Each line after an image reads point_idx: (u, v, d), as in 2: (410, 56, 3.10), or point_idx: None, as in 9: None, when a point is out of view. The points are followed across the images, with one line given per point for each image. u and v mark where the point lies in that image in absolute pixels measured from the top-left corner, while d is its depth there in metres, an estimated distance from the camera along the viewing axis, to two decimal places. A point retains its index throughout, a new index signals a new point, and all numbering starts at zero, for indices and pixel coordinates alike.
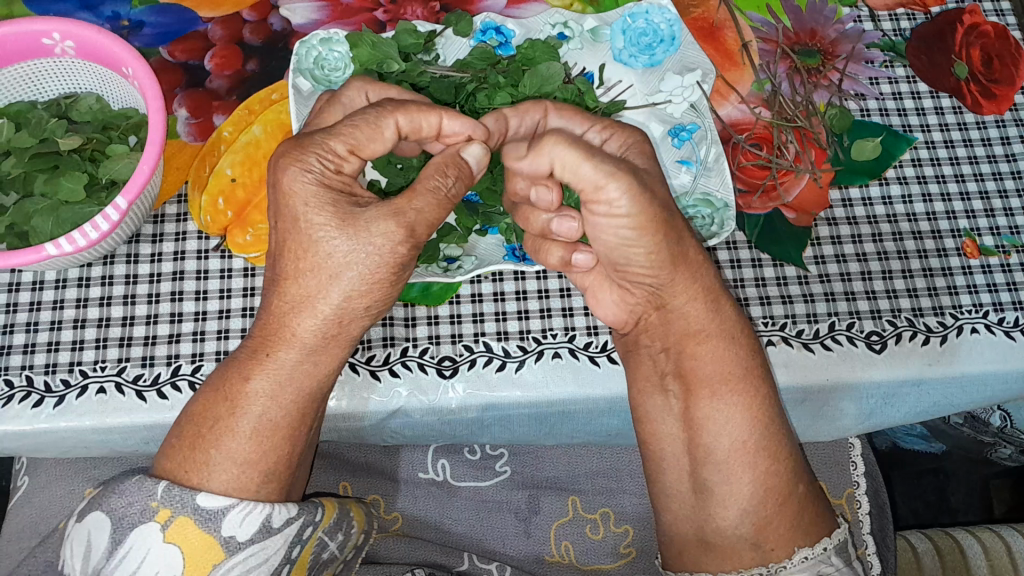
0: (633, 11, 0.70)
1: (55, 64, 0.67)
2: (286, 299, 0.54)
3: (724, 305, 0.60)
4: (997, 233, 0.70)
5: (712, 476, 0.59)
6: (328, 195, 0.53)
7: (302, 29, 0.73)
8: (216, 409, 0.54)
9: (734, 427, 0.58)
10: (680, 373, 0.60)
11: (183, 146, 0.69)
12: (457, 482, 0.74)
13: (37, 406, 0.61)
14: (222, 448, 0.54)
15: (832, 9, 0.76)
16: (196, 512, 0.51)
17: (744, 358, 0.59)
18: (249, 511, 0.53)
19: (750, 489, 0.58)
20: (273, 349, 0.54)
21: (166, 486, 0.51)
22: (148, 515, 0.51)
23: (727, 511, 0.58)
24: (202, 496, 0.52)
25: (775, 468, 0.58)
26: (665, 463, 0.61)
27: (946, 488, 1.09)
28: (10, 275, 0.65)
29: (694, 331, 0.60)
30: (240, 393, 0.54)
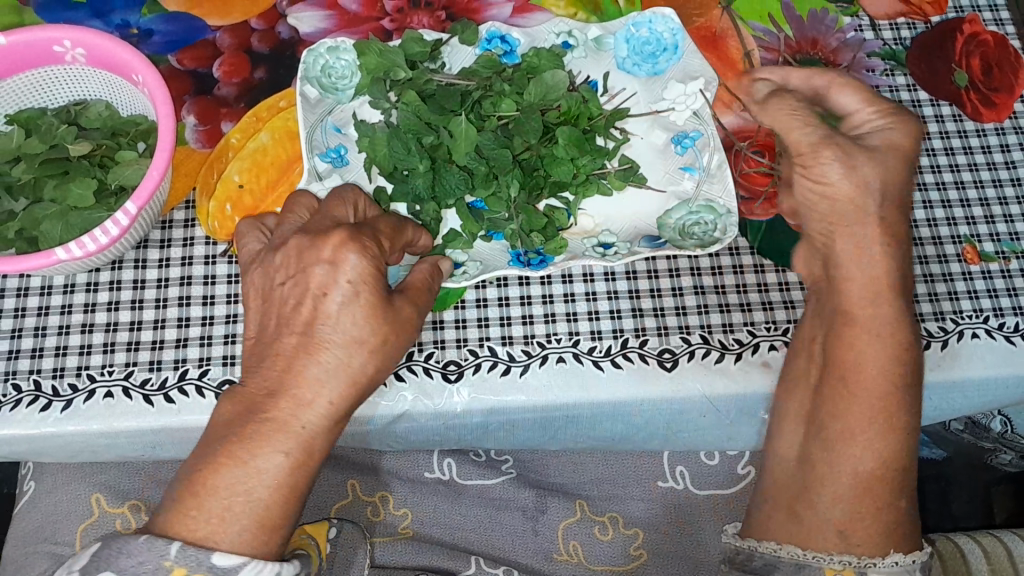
0: (636, 20, 0.71)
1: (66, 71, 0.68)
2: (319, 367, 0.53)
3: (886, 302, 0.61)
4: (997, 240, 0.71)
5: (819, 454, 0.61)
6: (376, 275, 0.54)
7: (309, 38, 0.73)
8: (235, 466, 0.51)
9: (860, 417, 0.60)
10: (831, 364, 0.62)
11: (192, 153, 0.70)
12: (464, 480, 0.75)
13: (45, 410, 0.61)
14: (251, 512, 0.51)
15: (833, 19, 0.77)
16: (211, 570, 0.49)
17: (910, 360, 0.60)
18: (266, 566, 0.51)
19: (850, 479, 0.60)
20: (299, 411, 0.52)
21: (180, 545, 0.49)
22: (162, 573, 0.48)
23: (821, 493, 0.60)
24: (218, 556, 0.49)
25: (887, 474, 0.60)
26: (781, 443, 0.65)
27: (948, 494, 1.09)
28: (19, 280, 0.66)
29: (853, 313, 0.61)
30: (266, 457, 0.51)
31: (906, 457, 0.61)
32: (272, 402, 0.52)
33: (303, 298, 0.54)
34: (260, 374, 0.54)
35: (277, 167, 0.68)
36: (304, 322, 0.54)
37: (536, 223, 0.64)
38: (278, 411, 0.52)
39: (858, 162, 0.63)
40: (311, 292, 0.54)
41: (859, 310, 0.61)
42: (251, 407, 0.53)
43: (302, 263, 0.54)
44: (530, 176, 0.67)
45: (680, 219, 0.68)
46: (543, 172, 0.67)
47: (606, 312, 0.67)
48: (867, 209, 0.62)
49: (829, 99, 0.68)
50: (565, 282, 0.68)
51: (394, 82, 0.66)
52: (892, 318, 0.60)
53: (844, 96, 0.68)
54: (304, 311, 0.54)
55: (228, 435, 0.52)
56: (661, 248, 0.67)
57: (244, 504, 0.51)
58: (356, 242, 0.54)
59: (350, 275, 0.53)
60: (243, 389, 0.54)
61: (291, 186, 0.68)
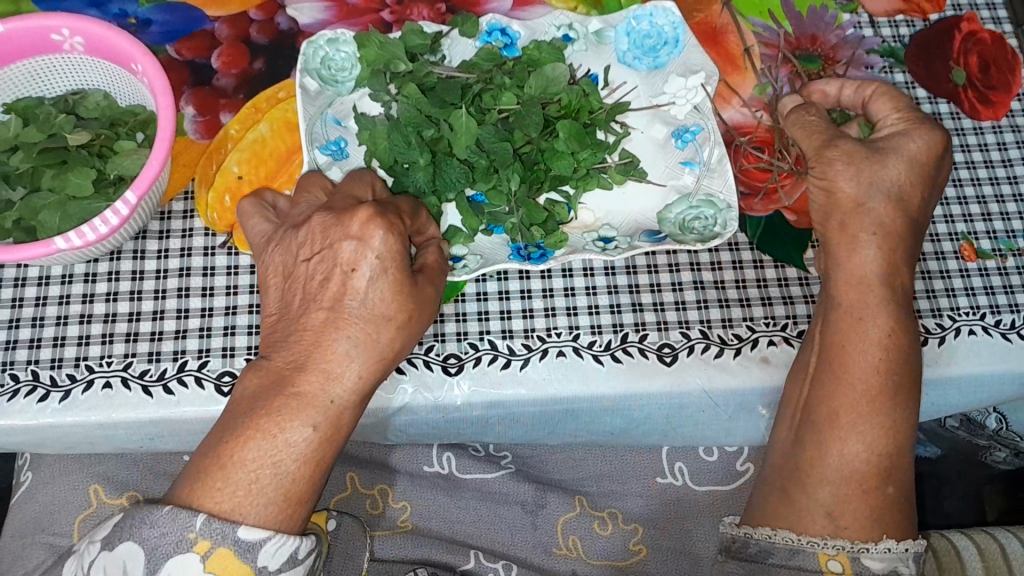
0: (637, 14, 0.71)
1: (64, 60, 0.67)
2: (344, 340, 0.53)
3: (881, 289, 0.60)
4: (994, 237, 0.71)
5: (810, 437, 0.60)
6: (401, 254, 0.54)
7: (308, 29, 0.73)
8: (266, 436, 0.50)
9: (851, 396, 0.59)
10: (826, 352, 0.61)
11: (190, 143, 0.70)
12: (463, 474, 0.75)
13: (43, 400, 0.61)
14: (276, 485, 0.50)
15: (832, 15, 0.77)
16: (236, 544, 0.47)
17: (903, 342, 0.59)
18: (290, 541, 0.49)
19: (839, 462, 0.58)
20: (328, 384, 0.52)
21: (206, 518, 0.47)
22: (185, 546, 0.46)
23: (813, 474, 0.58)
24: (244, 529, 0.48)
25: (881, 460, 0.58)
26: (781, 431, 0.63)
27: (940, 492, 1.10)
28: (16, 270, 0.65)
29: (852, 303, 0.61)
30: (295, 430, 0.51)
31: (902, 448, 0.59)
32: (299, 377, 0.52)
33: (330, 273, 0.54)
34: (286, 350, 0.54)
35: (277, 158, 0.68)
36: (331, 297, 0.54)
37: (537, 217, 0.64)
38: (308, 385, 0.52)
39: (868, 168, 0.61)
40: (337, 270, 0.54)
41: (852, 298, 0.61)
42: (278, 381, 0.52)
43: (329, 239, 0.55)
44: (530, 169, 0.66)
45: (679, 214, 0.68)
46: (543, 166, 0.67)
47: (606, 306, 0.67)
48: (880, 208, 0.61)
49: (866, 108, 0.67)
50: (564, 276, 0.68)
51: (394, 75, 0.66)
52: (886, 304, 0.60)
53: (878, 107, 0.66)
54: (331, 286, 0.54)
55: (254, 409, 0.51)
56: (662, 243, 0.67)
57: (270, 477, 0.49)
58: (383, 221, 0.54)
59: (377, 251, 0.53)
60: (270, 363, 0.54)
61: (290, 178, 0.68)
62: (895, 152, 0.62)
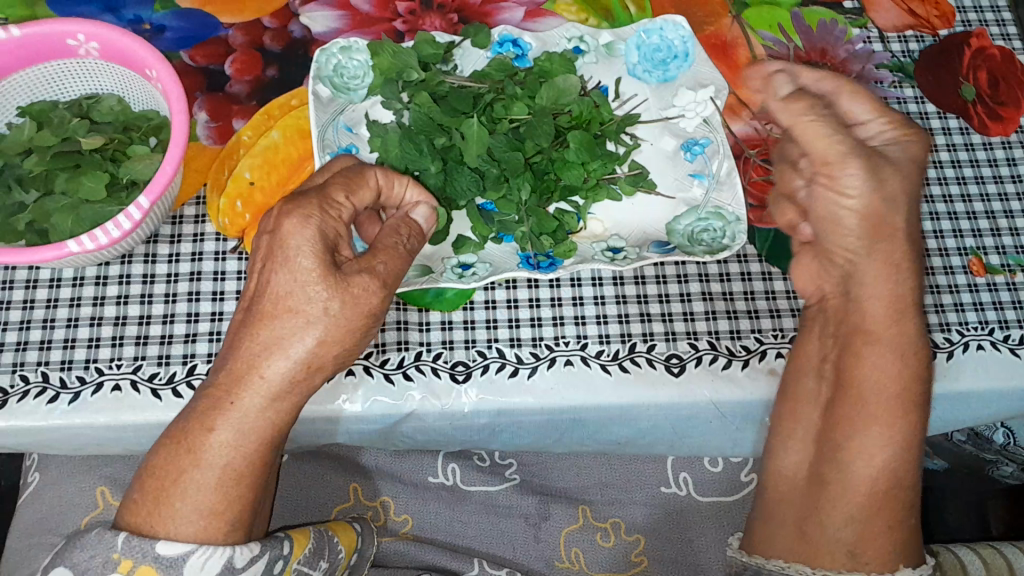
0: (648, 27, 0.72)
1: (80, 65, 0.68)
2: (259, 341, 0.53)
3: (908, 319, 0.61)
4: (1003, 253, 0.71)
5: (833, 473, 0.61)
6: (316, 248, 0.53)
7: (322, 37, 0.74)
8: (180, 456, 0.52)
9: (877, 436, 0.60)
10: (843, 383, 0.62)
11: (203, 148, 0.70)
12: (468, 486, 0.75)
13: (52, 401, 0.61)
14: (193, 496, 0.52)
15: (842, 30, 0.78)
16: (157, 560, 0.50)
17: (924, 376, 0.61)
18: (218, 551, 0.52)
19: (864, 498, 0.60)
20: (238, 387, 0.53)
21: (126, 537, 0.50)
22: (110, 567, 0.50)
23: (835, 512, 0.60)
24: (162, 545, 0.50)
25: (893, 491, 0.60)
26: (788, 460, 0.65)
27: (943, 507, 1.10)
28: (27, 271, 0.66)
29: (866, 331, 0.62)
30: (209, 438, 0.52)
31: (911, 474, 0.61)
32: (214, 383, 0.53)
33: (255, 263, 0.55)
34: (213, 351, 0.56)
35: (289, 164, 0.69)
36: (252, 294, 0.55)
37: (547, 226, 0.65)
38: (221, 389, 0.53)
39: (882, 176, 0.63)
40: (259, 258, 0.55)
41: (875, 327, 0.62)
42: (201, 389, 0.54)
43: (258, 231, 0.56)
44: (541, 179, 0.67)
45: (686, 226, 0.68)
46: (553, 176, 0.67)
47: (615, 315, 0.67)
48: (892, 223, 0.63)
49: (840, 104, 0.66)
50: (573, 285, 0.68)
51: (407, 83, 0.67)
52: (909, 337, 0.61)
53: (856, 103, 0.66)
54: (254, 280, 0.55)
55: (179, 419, 0.54)
56: (670, 253, 0.67)
57: (189, 490, 0.52)
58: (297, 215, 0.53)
59: (292, 240, 0.53)
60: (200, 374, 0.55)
61: (302, 185, 0.68)
62: (905, 169, 0.64)
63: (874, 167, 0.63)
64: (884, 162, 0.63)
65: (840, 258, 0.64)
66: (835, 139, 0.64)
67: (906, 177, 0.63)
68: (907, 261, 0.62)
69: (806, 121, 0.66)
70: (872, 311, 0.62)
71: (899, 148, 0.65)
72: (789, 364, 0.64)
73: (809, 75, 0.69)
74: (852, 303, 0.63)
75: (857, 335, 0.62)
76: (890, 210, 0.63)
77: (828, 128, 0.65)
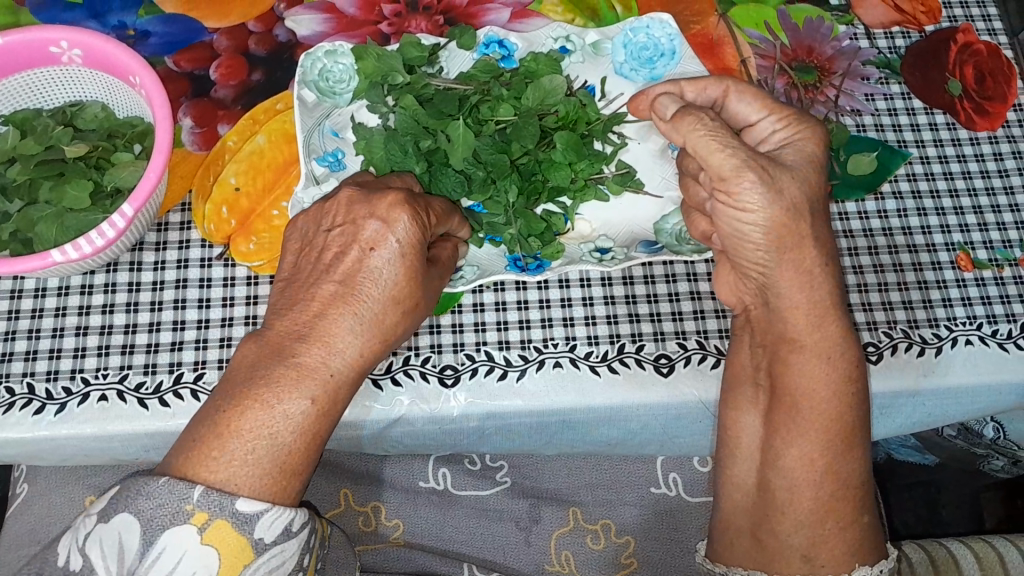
0: (633, 26, 0.71)
1: (63, 72, 0.67)
2: (360, 320, 0.54)
3: (830, 322, 0.58)
4: (990, 247, 0.71)
5: (779, 481, 0.58)
6: (420, 246, 0.55)
7: (306, 41, 0.73)
8: (258, 410, 0.50)
9: (815, 443, 0.57)
10: (776, 388, 0.59)
11: (188, 154, 0.70)
12: (457, 491, 0.75)
13: (38, 413, 0.61)
14: (272, 458, 0.50)
15: (828, 27, 0.77)
16: (233, 515, 0.47)
17: (857, 381, 0.58)
18: (285, 512, 0.49)
19: (811, 503, 0.57)
20: (329, 356, 0.52)
21: (203, 489, 0.47)
22: (182, 517, 0.46)
23: (785, 518, 0.58)
24: (242, 501, 0.48)
25: (844, 487, 0.58)
26: (734, 469, 0.62)
27: (938, 501, 1.12)
28: (12, 282, 0.65)
29: (790, 338, 0.58)
30: (294, 401, 0.51)
31: (862, 473, 0.58)
32: (302, 352, 0.52)
33: (348, 247, 0.55)
34: (289, 316, 0.54)
35: (275, 169, 0.68)
36: (343, 271, 0.55)
37: (535, 227, 0.64)
38: (309, 356, 0.52)
39: (779, 182, 0.56)
40: (356, 247, 0.55)
41: (799, 332, 0.58)
42: (283, 352, 0.52)
43: (353, 215, 0.56)
44: (528, 180, 0.66)
45: (675, 225, 0.68)
46: (541, 177, 0.67)
47: (603, 317, 0.67)
48: (800, 231, 0.57)
49: (728, 107, 0.64)
50: (561, 287, 0.68)
51: (392, 87, 0.66)
52: (837, 343, 0.58)
53: (745, 102, 0.62)
54: (346, 261, 0.55)
55: (252, 378, 0.51)
56: (659, 254, 0.67)
57: (266, 450, 0.49)
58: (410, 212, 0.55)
59: (398, 235, 0.54)
60: (270, 331, 0.54)
61: (288, 190, 0.68)
62: (799, 169, 0.58)
63: (770, 175, 0.56)
64: (777, 167, 0.57)
65: (754, 271, 0.59)
66: (730, 150, 0.56)
67: (802, 178, 0.57)
68: (820, 265, 0.58)
69: (699, 135, 0.57)
70: (792, 321, 0.58)
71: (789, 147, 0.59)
72: (726, 374, 0.63)
73: (687, 85, 0.64)
74: (773, 312, 0.59)
75: (784, 343, 0.59)
76: (794, 219, 0.56)
77: (717, 137, 0.56)
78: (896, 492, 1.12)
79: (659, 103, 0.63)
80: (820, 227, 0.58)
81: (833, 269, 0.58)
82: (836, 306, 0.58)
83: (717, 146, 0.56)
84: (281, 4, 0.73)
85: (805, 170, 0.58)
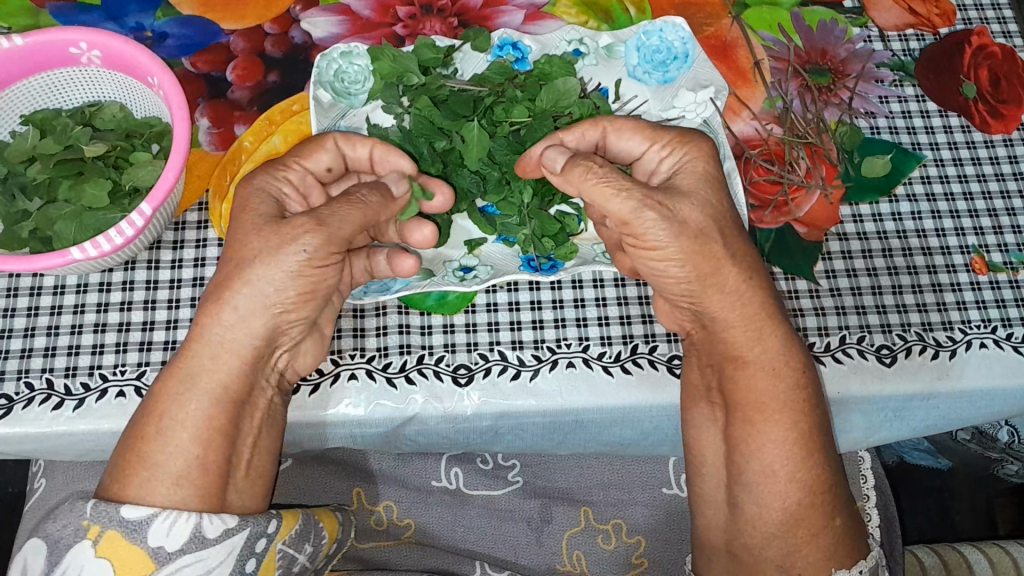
0: (647, 29, 0.71)
1: (81, 73, 0.68)
2: (216, 296, 0.56)
3: (769, 334, 0.59)
4: (1005, 250, 0.71)
5: (746, 496, 0.59)
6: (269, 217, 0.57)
7: (323, 43, 0.74)
8: (146, 422, 0.54)
9: (779, 453, 0.58)
10: (728, 403, 0.60)
11: (205, 155, 0.70)
12: (469, 490, 0.75)
13: (57, 408, 0.61)
14: (160, 462, 0.53)
15: (842, 29, 0.78)
16: (122, 525, 0.51)
17: (802, 389, 0.59)
18: (177, 517, 0.52)
19: (781, 513, 0.58)
20: (199, 353, 0.55)
21: (94, 503, 0.51)
22: (79, 534, 0.50)
23: (756, 532, 0.59)
24: (127, 509, 0.51)
25: (812, 494, 0.58)
26: (704, 487, 0.62)
27: (950, 508, 1.12)
28: (31, 278, 0.66)
29: (738, 355, 0.60)
30: (175, 406, 0.54)
31: (830, 473, 0.59)
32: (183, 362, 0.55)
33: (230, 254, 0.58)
34: None
35: None
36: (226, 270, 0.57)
37: (550, 228, 0.65)
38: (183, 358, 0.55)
39: (679, 214, 0.58)
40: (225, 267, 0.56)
41: (748, 338, 0.59)
42: (174, 363, 0.55)
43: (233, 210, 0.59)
44: (543, 181, 0.68)
45: None
46: None
47: (616, 317, 0.67)
48: (714, 252, 0.58)
49: (613, 146, 0.64)
50: (574, 287, 0.68)
51: (408, 87, 0.67)
52: (779, 354, 0.59)
53: (627, 139, 0.63)
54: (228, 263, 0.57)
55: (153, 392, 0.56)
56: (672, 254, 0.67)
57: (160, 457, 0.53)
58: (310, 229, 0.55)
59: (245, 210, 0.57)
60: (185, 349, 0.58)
61: None
62: (697, 194, 0.59)
63: (668, 209, 0.57)
64: (674, 199, 0.58)
65: (685, 301, 0.61)
66: (620, 197, 0.57)
67: (703, 205, 0.59)
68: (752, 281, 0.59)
69: (592, 184, 0.58)
70: (732, 339, 0.60)
71: (683, 172, 0.61)
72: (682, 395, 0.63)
73: (564, 134, 0.63)
74: (714, 334, 0.61)
75: (730, 360, 0.60)
76: (702, 242, 0.58)
77: (606, 182, 0.57)
78: (908, 496, 1.12)
79: (547, 157, 0.62)
80: (735, 238, 0.59)
81: (761, 279, 0.60)
82: (771, 317, 0.59)
83: (609, 193, 0.57)
84: (298, 6, 0.74)
85: (702, 190, 0.59)
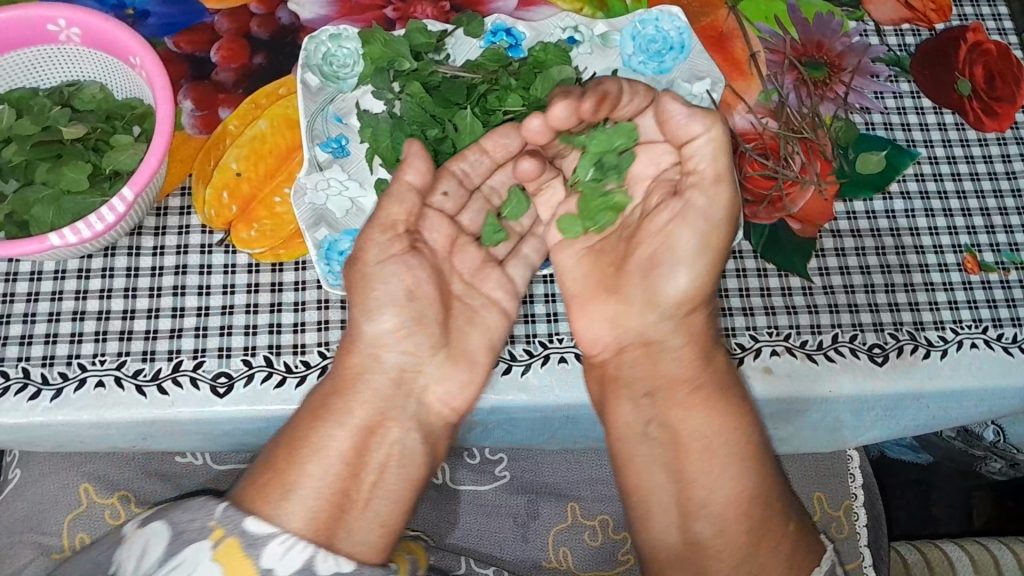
0: (642, 17, 0.70)
1: (60, 50, 0.66)
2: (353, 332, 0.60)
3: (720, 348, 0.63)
4: (997, 250, 0.71)
5: (703, 530, 0.61)
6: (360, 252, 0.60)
7: (310, 24, 0.72)
8: (289, 448, 0.56)
9: (727, 476, 0.61)
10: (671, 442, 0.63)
11: (188, 138, 0.68)
12: (457, 485, 0.74)
13: (33, 399, 0.59)
14: (303, 480, 0.54)
15: (838, 22, 0.77)
16: (243, 535, 0.50)
17: (728, 403, 0.62)
18: (298, 544, 0.51)
19: (742, 536, 0.60)
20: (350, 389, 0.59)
21: (224, 506, 0.50)
22: (205, 533, 0.49)
23: (721, 562, 0.60)
24: (252, 521, 0.50)
25: (768, 512, 0.61)
26: (652, 531, 0.64)
27: (929, 499, 1.13)
28: (7, 264, 0.64)
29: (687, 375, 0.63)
30: (327, 433, 0.57)
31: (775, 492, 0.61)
32: (335, 394, 0.58)
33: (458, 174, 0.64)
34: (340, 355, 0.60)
35: (277, 155, 0.67)
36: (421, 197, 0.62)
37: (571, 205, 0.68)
38: (331, 389, 0.59)
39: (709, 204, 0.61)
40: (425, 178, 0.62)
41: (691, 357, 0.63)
42: (324, 400, 0.58)
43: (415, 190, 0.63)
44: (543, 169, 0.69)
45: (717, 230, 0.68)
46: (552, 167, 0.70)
47: None
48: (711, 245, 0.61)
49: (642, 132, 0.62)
50: None
51: (399, 73, 0.65)
52: (688, 370, 0.62)
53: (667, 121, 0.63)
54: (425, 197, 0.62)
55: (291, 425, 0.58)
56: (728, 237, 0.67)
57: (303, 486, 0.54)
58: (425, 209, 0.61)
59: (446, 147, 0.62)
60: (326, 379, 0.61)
61: (290, 177, 0.67)
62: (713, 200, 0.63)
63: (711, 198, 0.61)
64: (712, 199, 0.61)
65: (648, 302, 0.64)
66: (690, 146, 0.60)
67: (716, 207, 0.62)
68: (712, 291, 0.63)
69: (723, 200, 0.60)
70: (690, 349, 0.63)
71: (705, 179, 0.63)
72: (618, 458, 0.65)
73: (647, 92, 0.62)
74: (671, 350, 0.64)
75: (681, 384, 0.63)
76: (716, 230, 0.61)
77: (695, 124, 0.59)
78: (891, 488, 1.13)
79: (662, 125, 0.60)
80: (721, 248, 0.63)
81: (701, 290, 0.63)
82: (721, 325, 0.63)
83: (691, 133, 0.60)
84: None
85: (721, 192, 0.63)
